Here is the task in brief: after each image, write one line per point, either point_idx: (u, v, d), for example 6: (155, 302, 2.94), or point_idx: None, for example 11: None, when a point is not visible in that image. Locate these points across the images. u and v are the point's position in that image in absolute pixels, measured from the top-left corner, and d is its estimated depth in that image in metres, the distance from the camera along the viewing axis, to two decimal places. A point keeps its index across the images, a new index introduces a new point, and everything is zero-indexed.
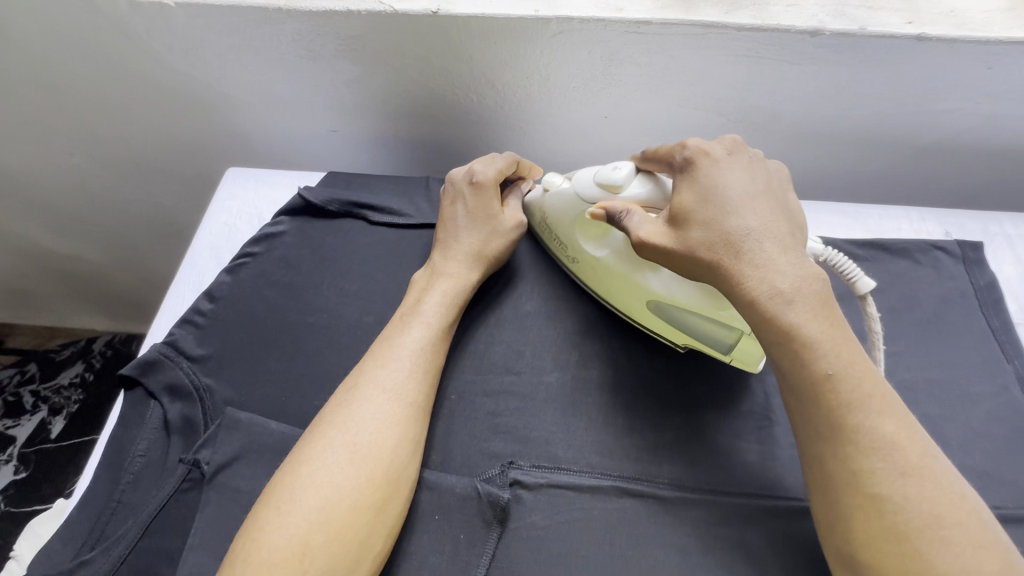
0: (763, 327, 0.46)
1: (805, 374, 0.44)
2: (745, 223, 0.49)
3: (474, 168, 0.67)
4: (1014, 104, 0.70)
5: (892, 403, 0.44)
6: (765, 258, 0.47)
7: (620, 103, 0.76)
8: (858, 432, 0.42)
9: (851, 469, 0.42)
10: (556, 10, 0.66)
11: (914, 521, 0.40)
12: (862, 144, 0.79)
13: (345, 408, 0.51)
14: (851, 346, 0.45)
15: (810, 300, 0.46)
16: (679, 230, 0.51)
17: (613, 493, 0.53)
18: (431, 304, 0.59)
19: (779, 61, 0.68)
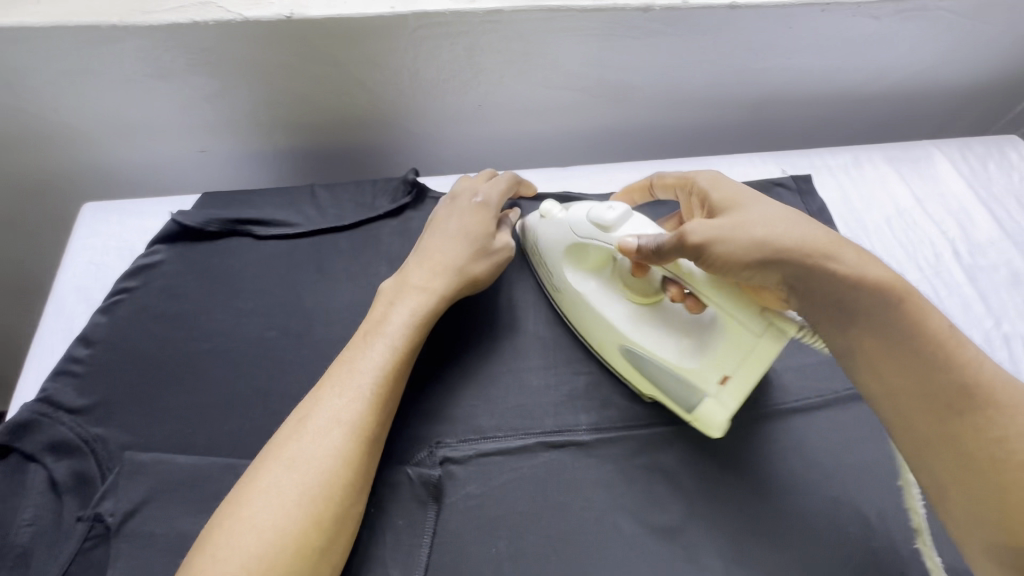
0: (867, 307, 0.47)
1: (915, 361, 0.45)
2: (780, 214, 0.50)
3: (480, 188, 0.67)
4: (815, 57, 0.83)
5: (1012, 399, 0.44)
6: (821, 247, 0.48)
7: (493, 91, 0.80)
8: (985, 414, 0.43)
9: (985, 457, 0.43)
10: (412, 5, 0.69)
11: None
12: (708, 105, 0.89)
13: (296, 441, 0.48)
14: (959, 340, 0.46)
15: (874, 279, 0.47)
16: (738, 231, 0.49)
17: (539, 449, 0.56)
18: (396, 325, 0.56)
19: (623, 37, 0.75)
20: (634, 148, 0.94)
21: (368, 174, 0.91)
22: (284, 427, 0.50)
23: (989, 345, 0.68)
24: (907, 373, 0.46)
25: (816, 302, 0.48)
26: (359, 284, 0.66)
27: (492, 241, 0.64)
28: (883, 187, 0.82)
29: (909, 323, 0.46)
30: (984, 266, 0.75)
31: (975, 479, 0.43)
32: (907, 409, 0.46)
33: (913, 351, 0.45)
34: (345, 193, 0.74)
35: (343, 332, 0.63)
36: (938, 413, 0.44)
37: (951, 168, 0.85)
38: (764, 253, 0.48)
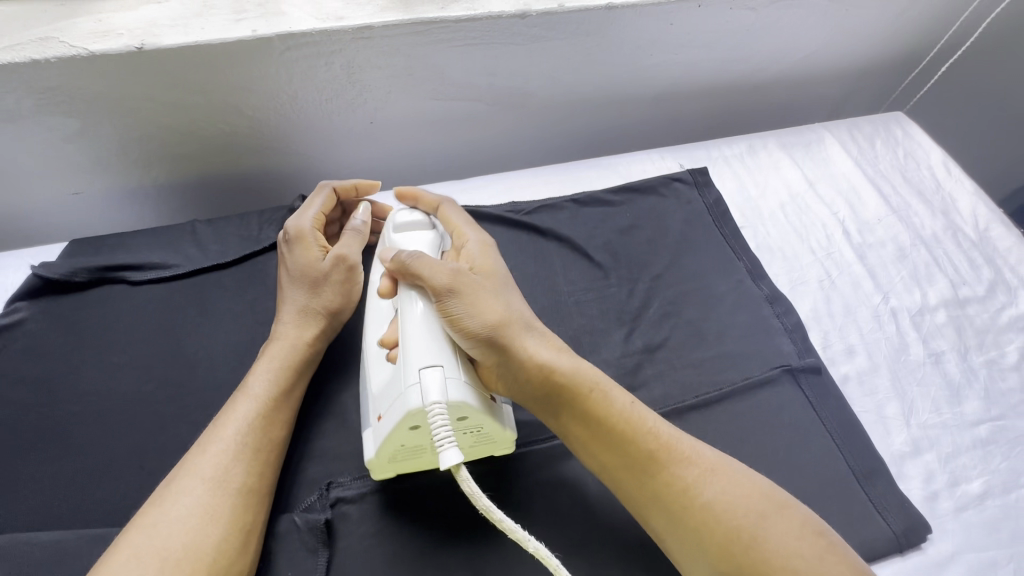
0: (567, 404, 0.48)
1: (597, 431, 0.48)
2: (507, 300, 0.51)
3: (289, 220, 0.62)
4: (702, 50, 0.84)
5: (684, 448, 0.47)
6: (529, 339, 0.49)
7: (380, 107, 0.77)
8: (658, 476, 0.46)
9: (666, 505, 0.45)
10: (276, 27, 0.66)
11: (750, 552, 0.41)
12: (607, 105, 0.89)
13: (159, 505, 0.46)
14: (638, 407, 0.49)
15: (568, 374, 0.48)
16: (471, 300, 0.48)
17: (436, 477, 0.54)
18: (258, 374, 0.54)
19: (505, 44, 0.74)
20: (540, 153, 0.94)
21: (266, 202, 0.87)
22: (151, 492, 0.47)
23: (878, 321, 0.71)
24: (601, 446, 0.48)
25: (516, 391, 0.49)
26: (244, 323, 0.63)
27: (322, 263, 0.59)
28: (777, 174, 0.84)
29: (593, 410, 0.48)
30: (871, 243, 0.78)
31: (675, 531, 0.44)
32: (612, 478, 0.48)
33: (597, 427, 0.48)
34: (229, 227, 0.70)
35: (227, 377, 0.60)
36: (632, 475, 0.47)
37: (840, 149, 0.88)
38: (477, 334, 0.47)
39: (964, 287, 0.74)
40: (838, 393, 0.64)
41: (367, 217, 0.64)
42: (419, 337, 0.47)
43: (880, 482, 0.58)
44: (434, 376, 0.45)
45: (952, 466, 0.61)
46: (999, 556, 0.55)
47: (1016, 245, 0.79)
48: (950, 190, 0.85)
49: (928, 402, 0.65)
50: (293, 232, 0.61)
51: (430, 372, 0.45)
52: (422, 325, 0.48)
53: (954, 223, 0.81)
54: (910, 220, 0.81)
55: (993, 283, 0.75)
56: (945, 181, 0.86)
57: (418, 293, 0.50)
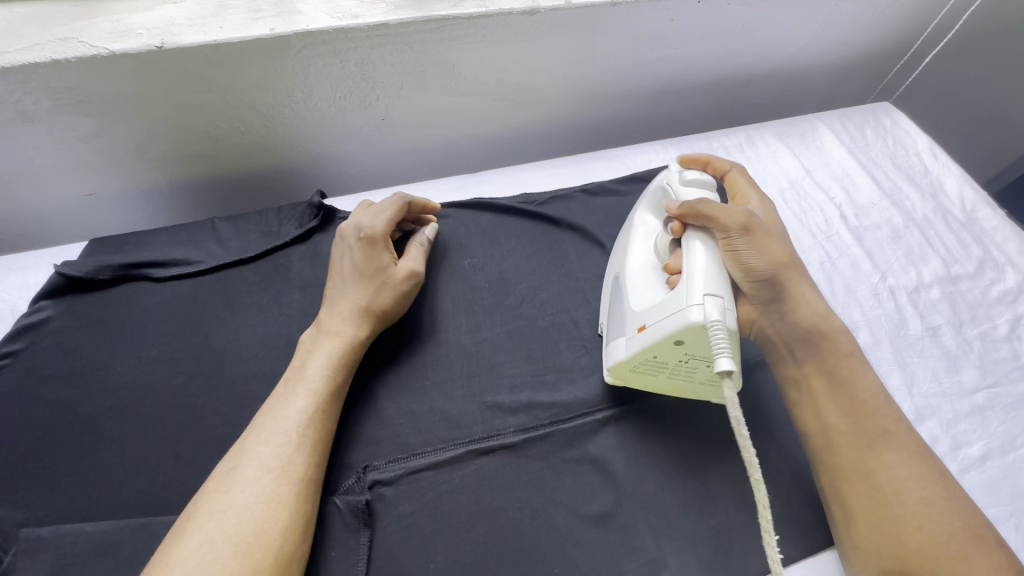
0: (820, 359, 0.54)
1: (842, 409, 0.52)
2: (790, 251, 0.58)
3: (362, 220, 0.65)
4: (700, 45, 0.88)
5: (916, 446, 0.50)
6: (806, 289, 0.57)
7: (393, 103, 0.79)
8: (882, 466, 0.49)
9: (882, 492, 0.48)
10: (293, 25, 0.67)
11: (945, 553, 0.45)
12: (609, 98, 0.91)
13: (224, 494, 0.47)
14: (885, 394, 0.53)
15: (834, 326, 0.55)
16: (771, 246, 0.56)
17: (470, 457, 0.57)
18: (316, 367, 0.56)
19: (514, 40, 0.76)
20: (544, 147, 0.96)
21: (278, 199, 0.88)
22: (209, 481, 0.48)
23: (878, 298, 0.74)
24: (843, 414, 0.52)
25: (780, 331, 0.56)
26: (270, 316, 0.64)
27: (394, 271, 0.63)
28: (776, 162, 0.88)
29: (845, 372, 0.53)
30: (867, 226, 0.82)
31: (876, 510, 0.48)
32: (830, 440, 0.52)
33: (848, 390, 0.52)
34: (248, 224, 0.71)
35: (257, 368, 0.61)
36: (856, 446, 0.50)
37: (833, 138, 0.92)
38: (761, 273, 0.55)
39: (956, 265, 0.78)
40: None
41: (431, 235, 0.71)
42: (700, 269, 0.53)
43: None
44: (716, 303, 0.50)
45: (954, 431, 0.64)
46: (1001, 512, 0.59)
47: (1001, 224, 0.83)
48: (938, 174, 0.89)
49: (928, 371, 0.68)
50: (366, 234, 0.63)
51: (715, 297, 0.50)
52: (710, 261, 0.54)
53: (943, 205, 0.85)
54: (902, 203, 0.85)
55: (982, 260, 0.79)
56: (932, 166, 0.90)
57: (701, 233, 0.56)
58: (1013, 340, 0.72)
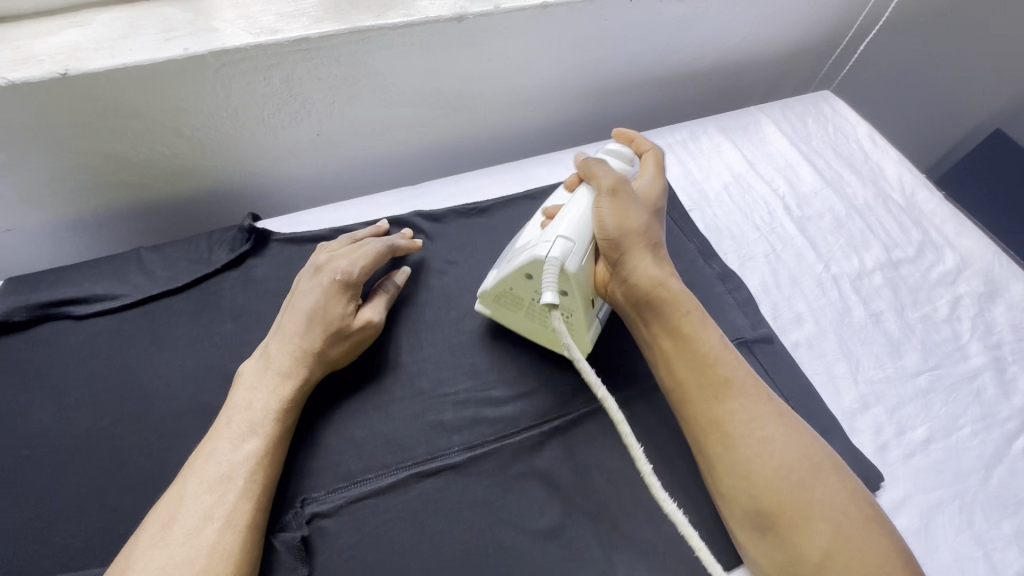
0: (656, 317, 0.53)
1: (687, 360, 0.51)
2: (655, 221, 0.57)
3: (339, 262, 0.62)
4: (637, 44, 0.87)
5: (757, 388, 0.51)
6: (651, 255, 0.54)
7: (326, 119, 0.77)
8: (733, 411, 0.49)
9: (738, 435, 0.48)
10: (208, 44, 0.64)
11: (794, 493, 0.45)
12: (552, 101, 0.91)
13: (158, 550, 0.44)
14: (727, 346, 0.52)
15: (672, 291, 0.53)
16: (624, 209, 0.55)
17: (412, 481, 0.55)
18: (265, 410, 0.53)
19: (445, 48, 0.75)
20: (490, 153, 0.95)
21: (217, 223, 0.85)
22: (141, 537, 0.45)
23: (822, 288, 0.75)
24: (687, 367, 0.51)
25: (623, 295, 0.54)
26: (201, 348, 0.62)
27: (353, 322, 0.60)
28: (719, 156, 0.88)
29: (689, 331, 0.52)
30: (810, 216, 0.82)
31: (731, 460, 0.48)
32: (684, 397, 0.51)
33: (689, 348, 0.51)
34: (176, 252, 0.69)
35: (187, 404, 0.58)
36: (705, 398, 0.50)
37: (775, 129, 0.92)
38: (608, 233, 0.54)
39: (897, 250, 0.79)
40: (789, 359, 0.67)
41: (403, 281, 0.68)
42: (571, 216, 0.55)
43: (834, 438, 0.61)
44: (565, 244, 0.52)
45: (898, 417, 0.65)
46: (945, 495, 0.60)
47: (938, 207, 0.85)
48: (877, 159, 0.91)
49: (872, 358, 0.69)
50: (337, 275, 0.61)
51: (565, 239, 0.52)
52: (579, 211, 0.55)
53: (883, 190, 0.87)
54: (844, 191, 0.86)
55: (922, 243, 0.81)
56: (872, 153, 0.92)
57: (586, 186, 0.59)
58: (953, 321, 0.73)
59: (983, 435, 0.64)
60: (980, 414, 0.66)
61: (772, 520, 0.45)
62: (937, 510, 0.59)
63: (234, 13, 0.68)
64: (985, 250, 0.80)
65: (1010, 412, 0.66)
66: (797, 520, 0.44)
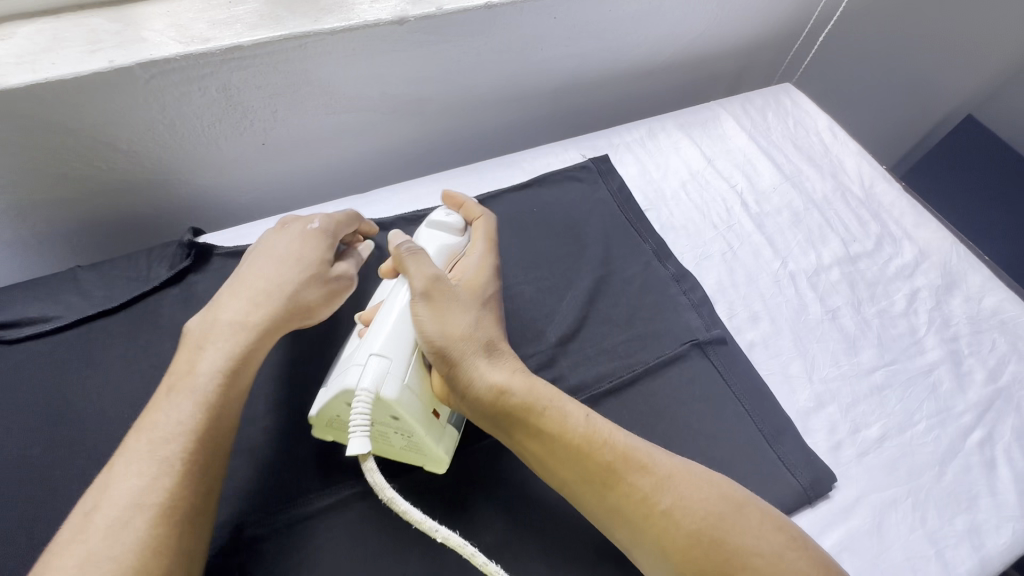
0: (512, 418, 0.49)
1: (560, 450, 0.48)
2: (486, 317, 0.53)
3: (312, 214, 0.62)
4: (591, 41, 0.86)
5: (642, 457, 0.48)
6: (483, 357, 0.50)
7: (270, 127, 0.75)
8: (624, 494, 0.46)
9: (640, 515, 0.46)
10: (134, 55, 0.62)
11: (711, 558, 0.43)
12: (508, 101, 0.89)
13: (76, 542, 0.39)
14: (594, 420, 0.49)
15: (519, 394, 0.49)
16: (446, 315, 0.51)
17: (354, 500, 0.54)
18: (207, 372, 0.48)
19: (389, 51, 0.73)
20: (447, 156, 0.93)
21: (165, 236, 0.83)
22: (67, 525, 0.41)
23: (779, 285, 0.74)
24: (562, 463, 0.48)
25: (467, 406, 0.50)
26: (137, 370, 0.60)
27: (330, 269, 0.59)
28: (677, 153, 0.87)
29: (550, 429, 0.48)
30: (769, 212, 0.81)
31: (641, 540, 0.46)
32: (571, 489, 0.48)
33: (554, 446, 0.48)
34: (114, 270, 0.67)
35: (121, 428, 0.57)
36: (590, 490, 0.47)
37: (734, 124, 0.91)
38: (432, 342, 0.50)
39: (855, 244, 0.79)
40: (743, 359, 0.66)
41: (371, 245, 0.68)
42: (389, 324, 0.51)
43: (787, 439, 0.61)
44: (378, 366, 0.48)
45: (852, 414, 0.64)
46: (898, 493, 0.59)
47: (897, 199, 0.85)
48: (837, 152, 0.90)
49: (827, 355, 0.68)
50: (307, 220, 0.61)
51: (377, 359, 0.48)
52: (394, 322, 0.51)
53: (842, 183, 0.86)
54: (803, 185, 0.85)
55: (880, 236, 0.80)
56: (832, 145, 0.91)
57: (404, 286, 0.54)
58: (910, 315, 0.73)
59: (938, 430, 0.64)
60: (935, 410, 0.65)
61: None
62: (889, 509, 0.58)
63: (164, 22, 0.66)
64: (943, 242, 0.80)
65: (966, 406, 0.66)
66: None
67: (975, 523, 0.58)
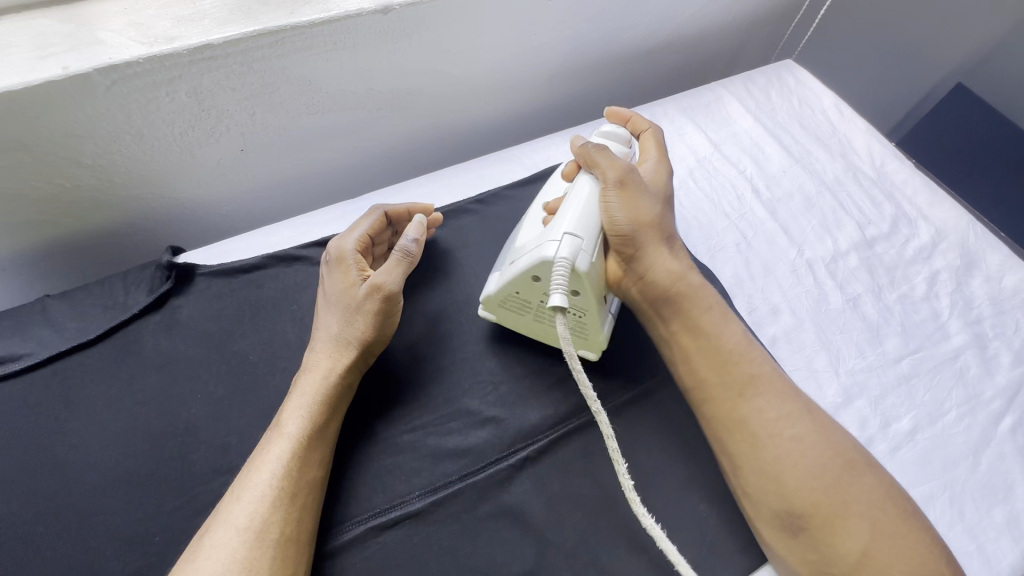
0: (677, 307, 0.53)
1: (712, 362, 0.51)
2: (662, 215, 0.56)
3: (335, 241, 0.59)
4: (586, 23, 0.81)
5: (781, 385, 0.51)
6: (665, 248, 0.54)
7: (249, 131, 0.69)
8: (758, 413, 0.49)
9: (769, 436, 0.48)
10: (90, 60, 0.56)
11: (829, 492, 0.46)
12: (500, 91, 0.84)
13: (189, 564, 0.42)
14: (749, 340, 0.53)
15: (695, 284, 0.54)
16: (629, 205, 0.53)
17: (371, 535, 0.50)
18: (291, 414, 0.50)
19: (375, 43, 0.67)
20: (437, 153, 0.88)
21: (144, 257, 0.78)
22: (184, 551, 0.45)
23: (797, 274, 0.71)
24: (709, 363, 0.51)
25: (642, 293, 0.54)
26: (120, 407, 0.55)
27: (358, 291, 0.55)
28: (681, 140, 0.82)
29: (710, 326, 0.53)
30: (780, 197, 0.78)
31: (758, 460, 0.48)
32: (705, 394, 0.51)
33: (709, 344, 0.52)
34: (87, 299, 0.61)
35: (108, 475, 0.52)
36: (727, 396, 0.50)
37: (738, 106, 0.87)
38: (622, 227, 0.52)
39: (871, 227, 0.76)
40: (768, 356, 0.63)
41: (419, 234, 0.58)
42: (581, 207, 0.52)
43: None
44: (574, 241, 0.49)
45: (882, 407, 0.62)
46: (934, 488, 0.57)
47: (909, 177, 0.82)
48: (845, 131, 0.87)
49: (851, 347, 0.66)
50: (335, 253, 0.58)
51: (573, 236, 0.49)
52: (585, 205, 0.52)
53: (853, 163, 0.83)
54: (814, 167, 0.81)
55: (895, 218, 0.77)
56: (839, 124, 0.88)
57: (589, 174, 0.56)
58: (932, 299, 0.70)
59: (968, 419, 0.62)
60: (964, 397, 0.63)
61: (803, 517, 0.45)
62: (928, 504, 0.56)
63: (123, 21, 0.59)
64: (959, 220, 0.77)
65: (994, 391, 0.64)
66: (831, 521, 0.45)
67: (1013, 513, 0.57)
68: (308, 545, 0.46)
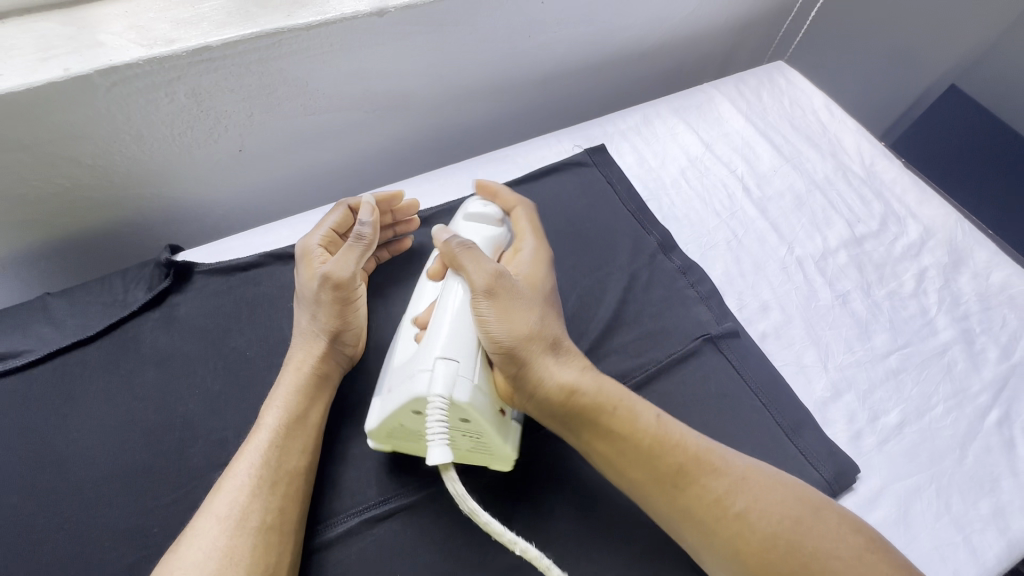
0: (581, 414, 0.48)
1: (632, 453, 0.47)
2: (548, 311, 0.52)
3: (301, 241, 0.61)
4: (579, 25, 0.82)
5: (711, 463, 0.47)
6: (552, 355, 0.49)
7: (246, 132, 0.70)
8: (698, 497, 0.46)
9: (718, 519, 0.45)
10: (91, 62, 0.57)
11: (793, 563, 0.42)
12: (495, 92, 0.85)
13: (173, 555, 0.43)
14: (666, 421, 0.49)
15: (591, 394, 0.48)
16: (511, 314, 0.48)
17: (365, 527, 0.51)
18: (269, 407, 0.51)
19: (370, 45, 0.68)
20: (433, 153, 0.89)
21: (143, 256, 0.79)
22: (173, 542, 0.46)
23: (787, 271, 0.72)
24: (631, 462, 0.47)
25: (534, 408, 0.49)
26: (119, 402, 0.56)
27: (313, 283, 0.56)
28: (674, 139, 0.84)
29: (619, 428, 0.48)
30: (770, 196, 0.79)
31: (711, 547, 0.45)
32: (639, 491, 0.48)
33: (621, 446, 0.47)
34: (87, 296, 0.62)
35: (107, 468, 0.53)
36: (661, 489, 0.47)
37: (730, 106, 0.88)
38: (502, 342, 0.47)
39: (860, 225, 0.77)
40: (758, 351, 0.64)
41: (370, 216, 0.57)
42: (447, 322, 0.48)
43: (807, 432, 0.59)
44: (448, 368, 0.45)
45: (870, 401, 0.63)
46: (922, 480, 0.58)
47: (898, 175, 0.83)
48: (834, 131, 0.88)
49: (840, 342, 0.67)
50: (300, 251, 0.59)
51: (446, 361, 0.45)
52: (454, 317, 0.49)
53: (842, 162, 0.84)
54: (804, 166, 0.82)
55: (884, 216, 0.78)
56: (829, 124, 0.89)
57: (455, 280, 0.51)
58: (920, 295, 0.71)
59: (955, 412, 0.63)
60: (951, 391, 0.64)
61: None
62: (914, 495, 0.57)
63: (123, 23, 0.61)
64: (948, 218, 0.79)
65: (981, 385, 0.65)
66: None
67: (999, 505, 0.58)
68: (295, 535, 0.47)
